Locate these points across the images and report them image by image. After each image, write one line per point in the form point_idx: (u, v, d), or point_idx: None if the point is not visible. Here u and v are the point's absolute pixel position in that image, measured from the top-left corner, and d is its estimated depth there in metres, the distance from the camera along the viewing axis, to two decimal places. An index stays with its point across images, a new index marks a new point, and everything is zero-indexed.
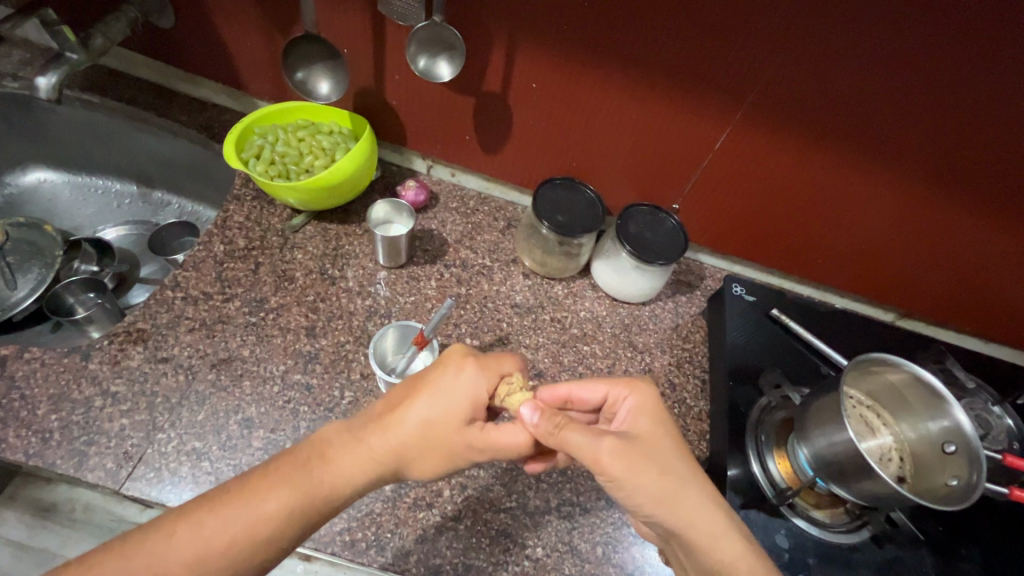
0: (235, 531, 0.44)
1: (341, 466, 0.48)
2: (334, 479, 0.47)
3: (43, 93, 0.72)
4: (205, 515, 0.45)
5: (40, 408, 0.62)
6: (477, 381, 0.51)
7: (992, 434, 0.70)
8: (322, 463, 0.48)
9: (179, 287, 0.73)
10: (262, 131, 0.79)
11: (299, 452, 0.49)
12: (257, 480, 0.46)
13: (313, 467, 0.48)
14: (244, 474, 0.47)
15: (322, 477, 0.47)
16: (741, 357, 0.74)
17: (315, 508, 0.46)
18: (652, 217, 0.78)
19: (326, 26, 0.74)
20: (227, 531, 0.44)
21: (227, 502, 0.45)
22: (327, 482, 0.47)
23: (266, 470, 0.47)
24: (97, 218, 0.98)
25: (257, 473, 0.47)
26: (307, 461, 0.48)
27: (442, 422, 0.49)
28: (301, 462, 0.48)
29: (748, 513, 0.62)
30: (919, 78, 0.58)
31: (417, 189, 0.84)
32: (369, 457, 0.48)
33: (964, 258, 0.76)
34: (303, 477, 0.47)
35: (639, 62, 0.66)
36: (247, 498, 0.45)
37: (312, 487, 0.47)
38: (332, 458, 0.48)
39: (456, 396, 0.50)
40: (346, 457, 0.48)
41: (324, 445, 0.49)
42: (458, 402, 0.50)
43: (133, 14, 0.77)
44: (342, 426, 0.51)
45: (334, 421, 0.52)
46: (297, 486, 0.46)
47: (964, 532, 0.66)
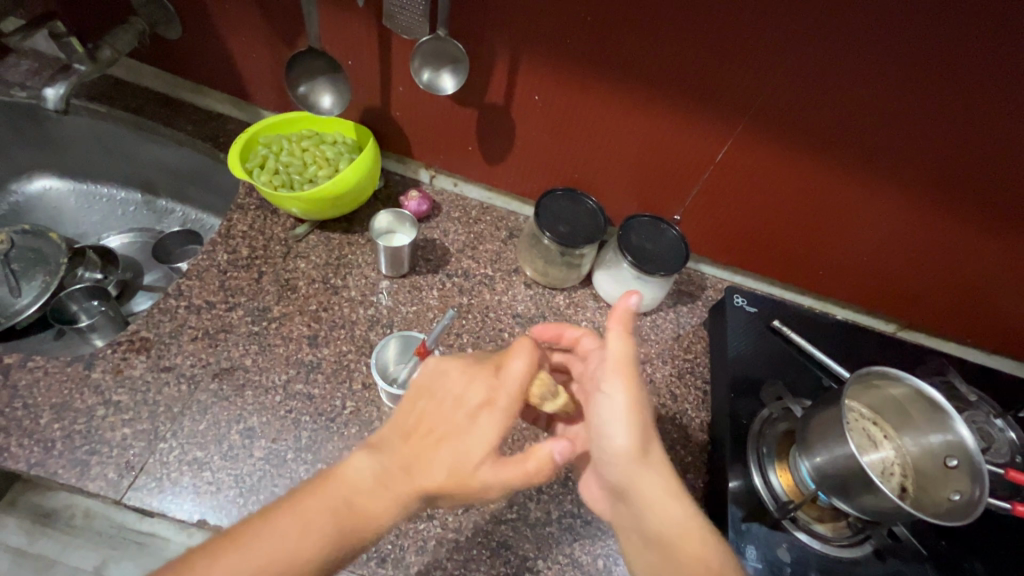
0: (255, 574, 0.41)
1: (366, 506, 0.45)
2: (363, 518, 0.44)
3: (51, 103, 0.73)
4: (231, 560, 0.41)
5: (43, 417, 0.62)
6: (500, 406, 0.48)
7: (994, 447, 0.70)
8: (344, 504, 0.44)
9: (182, 296, 0.73)
10: (266, 140, 0.80)
11: (320, 483, 0.45)
12: (279, 515, 0.43)
13: (342, 514, 0.44)
14: (268, 514, 0.43)
15: (354, 521, 0.44)
16: (743, 369, 0.74)
17: (342, 549, 0.44)
18: (653, 228, 0.78)
19: (330, 38, 0.74)
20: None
21: (253, 544, 0.42)
22: (350, 524, 0.44)
23: (293, 503, 0.44)
24: (101, 226, 0.98)
25: (276, 506, 0.44)
26: (336, 506, 0.44)
27: (470, 462, 0.46)
28: (328, 506, 0.44)
29: (750, 527, 0.62)
30: (917, 91, 0.58)
31: (419, 198, 0.85)
32: (395, 499, 0.45)
33: (965, 270, 0.76)
34: (324, 521, 0.43)
35: (640, 74, 0.66)
36: (265, 538, 0.42)
37: (348, 532, 0.44)
38: (354, 500, 0.45)
39: (484, 424, 0.47)
40: (371, 501, 0.45)
41: (346, 482, 0.45)
42: (484, 433, 0.47)
43: (140, 27, 0.78)
44: (361, 464, 0.46)
45: (352, 455, 0.47)
46: (319, 530, 0.43)
47: (967, 546, 0.66)
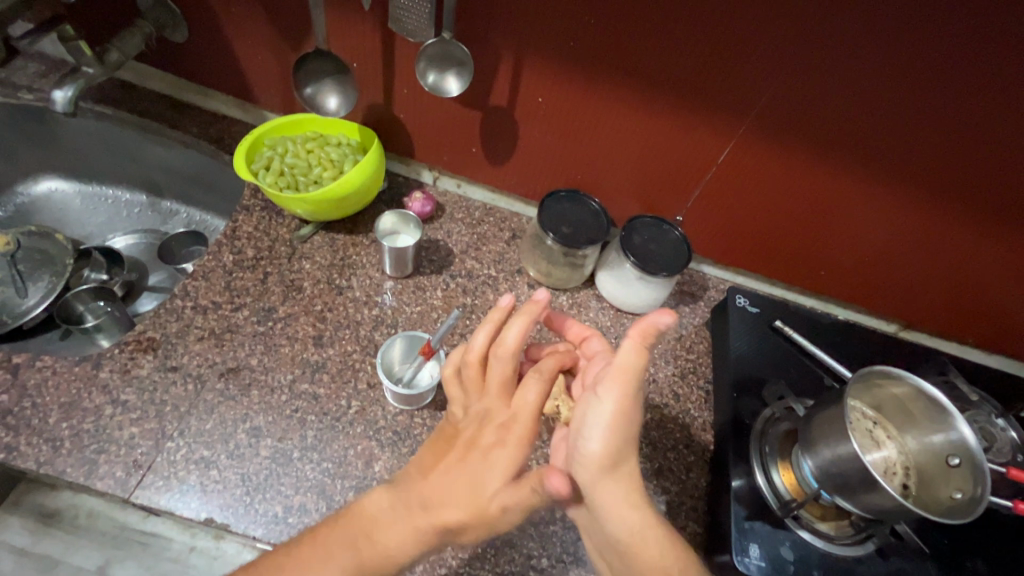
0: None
1: (390, 544, 0.48)
2: (386, 556, 0.48)
3: (60, 106, 0.73)
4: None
5: (52, 416, 0.62)
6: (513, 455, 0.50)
7: (996, 446, 0.70)
8: (368, 541, 0.49)
9: (188, 297, 0.74)
10: (272, 142, 0.80)
11: (347, 522, 0.50)
12: (310, 553, 0.48)
13: (360, 544, 0.48)
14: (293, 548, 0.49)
15: (370, 556, 0.48)
16: (745, 369, 0.75)
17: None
18: (656, 229, 0.79)
19: (336, 40, 0.75)
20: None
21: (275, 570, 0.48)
22: (373, 560, 0.48)
23: (323, 542, 0.49)
24: (106, 226, 0.99)
25: (307, 540, 0.50)
26: (353, 540, 0.49)
27: (485, 499, 0.48)
28: (349, 538, 0.49)
29: (753, 525, 0.63)
30: (919, 93, 0.59)
31: (423, 199, 0.85)
32: (416, 536, 0.49)
33: (968, 270, 0.76)
34: (348, 557, 0.48)
35: (643, 77, 0.67)
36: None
37: (364, 565, 0.48)
38: (377, 538, 0.49)
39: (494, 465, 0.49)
40: (393, 538, 0.49)
41: (369, 521, 0.50)
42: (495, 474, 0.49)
43: (148, 30, 0.79)
44: (386, 499, 0.51)
45: (377, 492, 0.52)
46: (346, 565, 0.47)
47: (969, 544, 0.66)
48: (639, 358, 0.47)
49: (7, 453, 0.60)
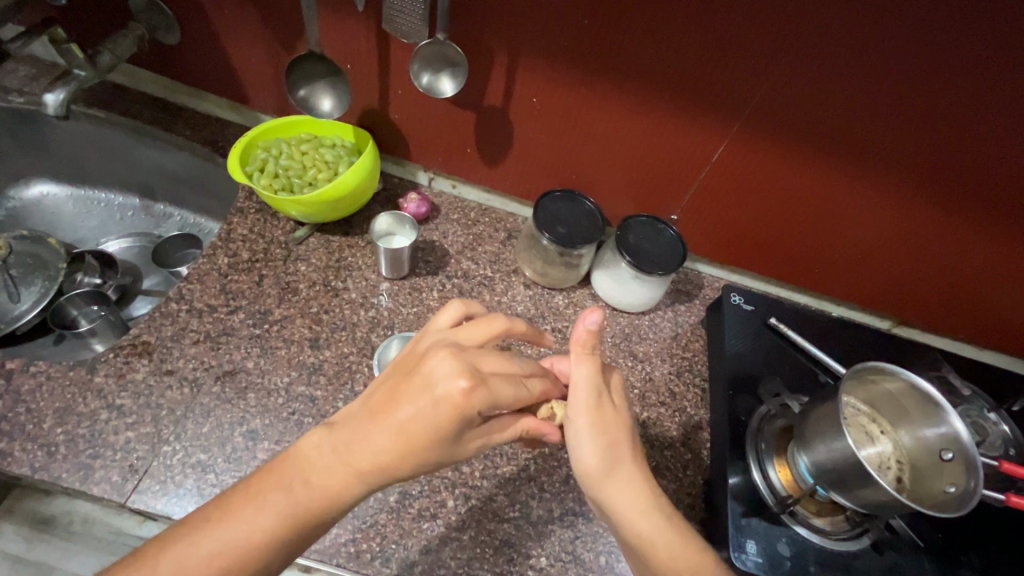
0: (216, 556, 0.43)
1: (327, 489, 0.45)
2: (323, 498, 0.45)
3: (52, 109, 0.72)
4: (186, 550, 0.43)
5: (46, 421, 0.62)
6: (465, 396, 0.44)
7: (989, 441, 0.71)
8: (302, 485, 0.45)
9: (183, 300, 0.73)
10: (266, 144, 0.80)
11: (280, 467, 0.46)
12: (239, 503, 0.44)
13: (293, 485, 0.45)
14: (227, 499, 0.45)
15: (304, 498, 0.44)
16: (741, 366, 0.75)
17: (305, 529, 0.45)
18: (651, 228, 0.79)
19: (329, 42, 0.75)
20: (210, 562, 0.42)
21: (211, 525, 0.44)
22: (309, 506, 0.44)
23: (252, 488, 0.45)
24: (100, 230, 0.98)
25: (237, 494, 0.45)
26: (288, 484, 0.45)
27: (431, 444, 0.44)
28: (283, 480, 0.45)
29: (750, 522, 0.63)
30: (909, 91, 0.59)
31: (419, 201, 0.85)
32: (355, 476, 0.45)
33: (960, 266, 0.77)
34: (283, 503, 0.44)
35: (636, 76, 0.67)
36: (227, 524, 0.44)
37: (298, 510, 0.44)
38: (312, 479, 0.45)
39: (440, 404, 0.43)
40: (331, 483, 0.45)
41: (306, 464, 0.46)
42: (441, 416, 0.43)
43: (140, 32, 0.79)
44: (323, 438, 0.46)
45: (316, 431, 0.47)
46: (280, 514, 0.44)
47: (963, 538, 0.67)
48: (591, 366, 0.52)
49: (2, 460, 0.59)
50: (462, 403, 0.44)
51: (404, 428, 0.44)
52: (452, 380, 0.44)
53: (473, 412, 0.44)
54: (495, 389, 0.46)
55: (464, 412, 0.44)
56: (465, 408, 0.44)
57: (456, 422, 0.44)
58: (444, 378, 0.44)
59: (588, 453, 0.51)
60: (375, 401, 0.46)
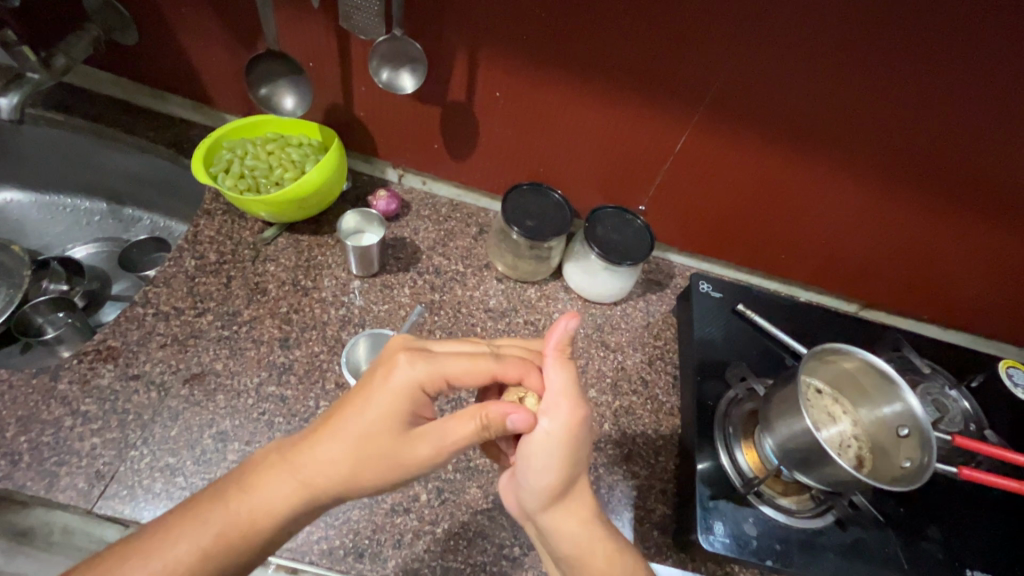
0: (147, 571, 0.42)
1: (266, 498, 0.45)
2: (259, 506, 0.45)
3: (4, 114, 0.71)
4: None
5: (9, 430, 0.61)
6: (407, 376, 0.49)
7: (949, 417, 0.74)
8: (242, 492, 0.46)
9: (149, 304, 0.73)
10: (231, 145, 0.79)
11: (227, 478, 0.47)
12: (174, 521, 0.44)
13: (229, 499, 0.46)
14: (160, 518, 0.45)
15: (241, 510, 0.45)
16: (709, 353, 0.77)
17: (238, 543, 0.44)
18: (618, 219, 0.80)
19: (289, 40, 0.74)
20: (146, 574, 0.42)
21: (131, 553, 0.43)
22: (246, 515, 0.45)
23: (187, 506, 0.45)
24: (66, 236, 0.96)
25: (174, 514, 0.45)
26: (224, 494, 0.46)
27: (373, 432, 0.47)
28: (220, 493, 0.46)
29: (718, 504, 0.64)
30: (859, 78, 0.61)
31: (388, 198, 0.85)
32: (294, 479, 0.46)
33: (919, 247, 0.79)
34: (220, 512, 0.45)
35: (596, 68, 0.68)
36: (158, 551, 0.43)
37: (230, 523, 0.44)
38: (250, 489, 0.46)
39: (383, 390, 0.48)
40: (272, 488, 0.46)
41: (247, 474, 0.47)
42: (384, 400, 0.48)
43: (96, 33, 0.77)
44: (270, 452, 0.49)
45: (264, 447, 0.50)
46: (215, 527, 0.44)
47: (925, 512, 0.69)
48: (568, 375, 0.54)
49: None
50: (403, 378, 0.49)
51: (347, 418, 0.48)
52: (395, 360, 0.50)
53: (416, 386, 0.49)
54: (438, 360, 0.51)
55: (403, 382, 0.49)
56: (406, 382, 0.49)
57: (398, 398, 0.48)
58: (390, 359, 0.50)
59: (554, 464, 0.53)
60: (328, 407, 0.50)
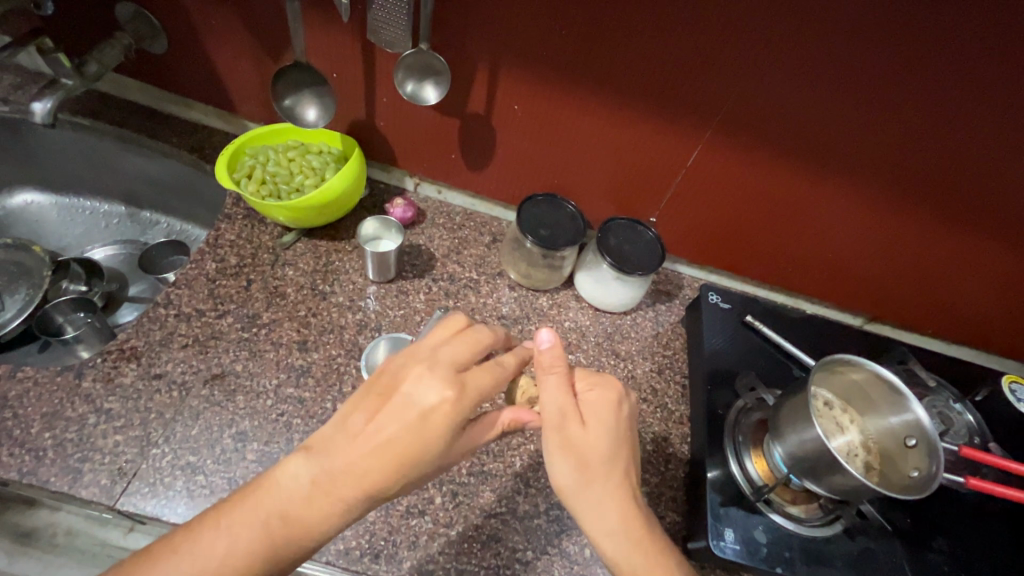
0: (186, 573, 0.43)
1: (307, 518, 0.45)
2: (304, 532, 0.45)
3: (38, 118, 0.73)
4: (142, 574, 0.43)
5: (34, 426, 0.62)
6: (451, 411, 0.47)
7: (953, 430, 0.76)
8: (283, 521, 0.45)
9: (171, 305, 0.74)
10: (253, 151, 0.81)
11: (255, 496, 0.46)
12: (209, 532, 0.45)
13: (272, 522, 0.45)
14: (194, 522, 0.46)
15: (284, 533, 0.45)
16: (718, 363, 0.78)
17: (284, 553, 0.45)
18: (631, 230, 0.82)
19: (316, 52, 0.77)
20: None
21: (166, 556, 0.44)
22: (290, 538, 0.45)
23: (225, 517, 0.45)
24: (85, 238, 0.99)
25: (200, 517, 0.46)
26: (266, 519, 0.45)
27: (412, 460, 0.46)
28: (258, 516, 0.45)
29: (728, 511, 0.65)
30: (868, 98, 0.63)
31: (404, 206, 0.87)
32: (337, 509, 0.45)
33: (925, 262, 0.81)
34: (264, 536, 0.45)
35: (614, 83, 0.70)
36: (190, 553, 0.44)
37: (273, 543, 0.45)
38: (295, 517, 0.45)
39: (420, 423, 0.46)
40: (318, 516, 0.45)
41: (284, 499, 0.46)
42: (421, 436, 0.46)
43: (127, 41, 0.80)
44: (307, 477, 0.46)
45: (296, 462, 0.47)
46: (256, 539, 0.45)
47: (931, 523, 0.70)
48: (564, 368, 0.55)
49: None
50: (444, 410, 0.46)
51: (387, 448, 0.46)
52: (430, 391, 0.47)
53: (456, 417, 0.47)
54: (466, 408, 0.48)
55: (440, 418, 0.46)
56: (445, 417, 0.46)
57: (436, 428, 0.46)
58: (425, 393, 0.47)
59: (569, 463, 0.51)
60: (357, 434, 0.46)
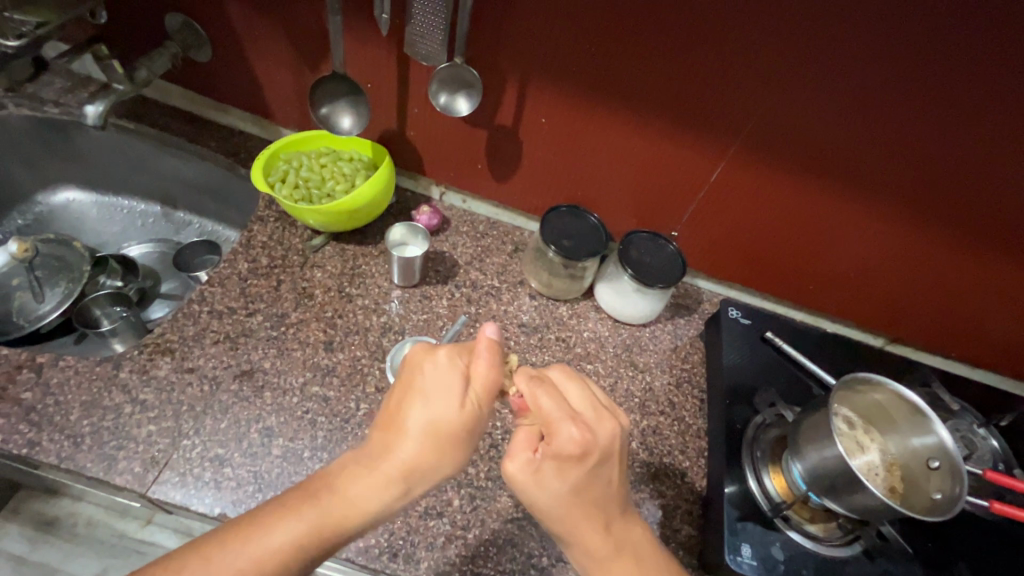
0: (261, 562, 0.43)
1: (369, 495, 0.48)
2: (356, 510, 0.47)
3: (90, 120, 0.78)
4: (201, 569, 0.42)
5: (73, 413, 0.65)
6: (480, 372, 0.53)
7: (976, 454, 0.75)
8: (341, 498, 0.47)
9: (205, 302, 0.77)
10: (287, 157, 0.84)
11: (307, 484, 0.48)
12: (260, 516, 0.45)
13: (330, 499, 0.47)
14: (235, 519, 0.45)
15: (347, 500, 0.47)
16: (738, 378, 0.78)
17: (343, 534, 0.47)
18: (652, 243, 0.83)
19: (353, 64, 0.80)
20: (252, 561, 0.43)
21: (214, 550, 0.43)
22: (341, 514, 0.47)
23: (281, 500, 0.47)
24: (122, 236, 1.02)
25: (247, 517, 0.46)
26: (320, 498, 0.47)
27: (452, 424, 0.51)
28: (313, 495, 0.47)
29: (745, 526, 0.65)
30: (893, 120, 0.64)
31: (430, 213, 0.90)
32: (391, 483, 0.49)
33: (949, 284, 0.80)
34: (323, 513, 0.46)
35: (640, 99, 0.71)
36: (248, 541, 0.44)
37: (340, 520, 0.47)
38: (349, 492, 0.48)
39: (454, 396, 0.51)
40: (373, 492, 0.48)
41: (339, 480, 0.48)
42: (459, 403, 0.51)
43: (174, 50, 0.83)
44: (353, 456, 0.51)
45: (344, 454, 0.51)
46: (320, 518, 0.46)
47: (953, 548, 0.69)
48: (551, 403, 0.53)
49: (31, 448, 0.62)
50: (472, 371, 0.53)
51: (416, 424, 0.50)
52: (442, 369, 0.52)
53: (482, 372, 0.53)
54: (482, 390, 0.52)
55: (462, 383, 0.52)
56: (474, 379, 0.53)
57: (466, 389, 0.52)
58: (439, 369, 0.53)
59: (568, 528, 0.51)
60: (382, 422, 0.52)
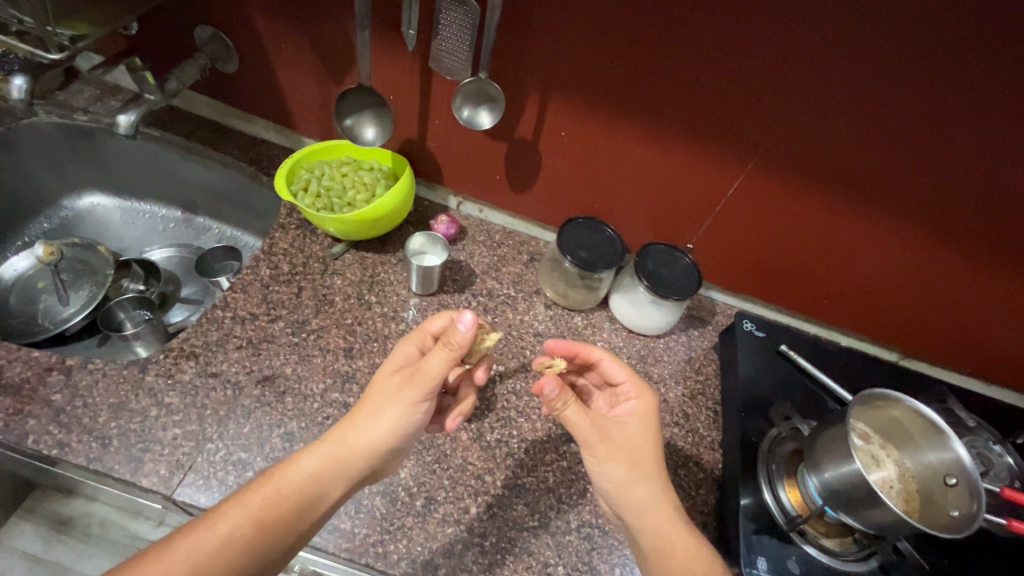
0: (218, 544, 0.51)
1: (316, 483, 0.55)
2: (303, 497, 0.55)
3: (123, 129, 0.79)
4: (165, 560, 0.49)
5: (101, 416, 0.66)
6: (420, 382, 0.59)
7: (993, 472, 0.74)
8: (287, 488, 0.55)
9: (228, 307, 0.78)
10: (310, 166, 0.86)
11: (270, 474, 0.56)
12: (224, 504, 0.53)
13: (282, 487, 0.55)
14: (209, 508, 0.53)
15: (292, 487, 0.55)
16: (753, 391, 0.79)
17: (297, 515, 0.54)
18: (668, 255, 0.84)
19: (377, 77, 0.82)
20: (216, 542, 0.51)
21: (184, 537, 0.51)
22: (290, 495, 0.54)
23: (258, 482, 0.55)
24: (144, 241, 1.04)
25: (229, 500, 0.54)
26: (279, 486, 0.54)
27: (391, 427, 0.58)
28: (270, 482, 0.55)
29: (760, 539, 0.66)
30: (911, 138, 0.65)
31: (448, 222, 0.91)
32: (335, 472, 0.56)
33: (964, 300, 0.81)
34: (273, 501, 0.54)
35: (658, 113, 0.73)
36: (213, 524, 0.52)
37: (286, 509, 0.54)
38: (295, 479, 0.55)
39: (396, 401, 0.59)
40: (320, 482, 0.56)
41: (288, 476, 0.55)
42: (401, 405, 0.58)
43: (203, 61, 0.86)
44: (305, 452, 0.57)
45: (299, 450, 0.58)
46: (269, 503, 0.54)
47: (970, 567, 0.69)
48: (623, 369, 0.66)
49: (61, 449, 0.63)
50: (416, 378, 0.59)
51: (359, 422, 0.58)
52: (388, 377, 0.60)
53: (423, 380, 0.59)
54: (422, 377, 0.59)
55: (408, 390, 0.59)
56: (414, 386, 0.59)
57: (411, 393, 0.59)
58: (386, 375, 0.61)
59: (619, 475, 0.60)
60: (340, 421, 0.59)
